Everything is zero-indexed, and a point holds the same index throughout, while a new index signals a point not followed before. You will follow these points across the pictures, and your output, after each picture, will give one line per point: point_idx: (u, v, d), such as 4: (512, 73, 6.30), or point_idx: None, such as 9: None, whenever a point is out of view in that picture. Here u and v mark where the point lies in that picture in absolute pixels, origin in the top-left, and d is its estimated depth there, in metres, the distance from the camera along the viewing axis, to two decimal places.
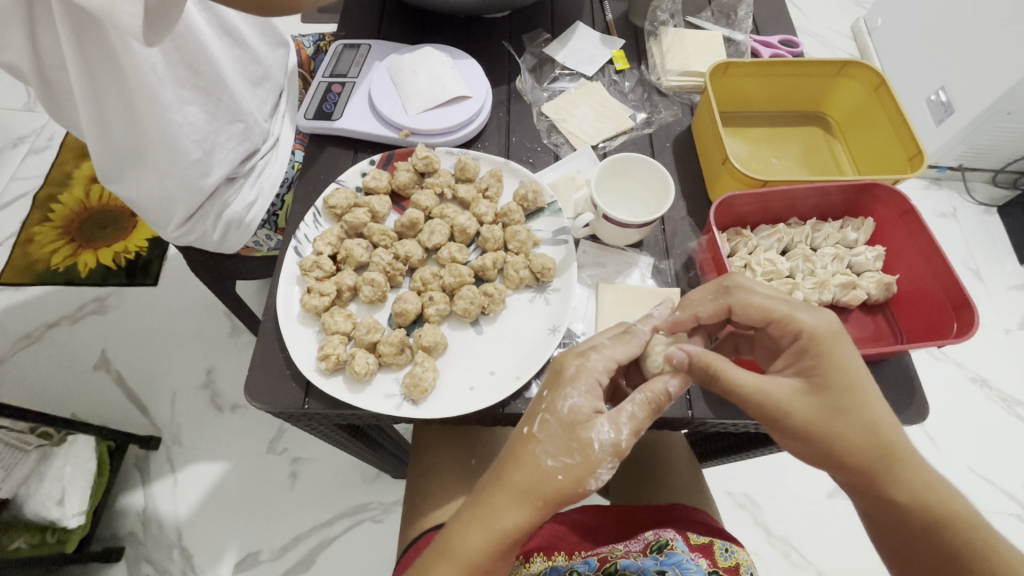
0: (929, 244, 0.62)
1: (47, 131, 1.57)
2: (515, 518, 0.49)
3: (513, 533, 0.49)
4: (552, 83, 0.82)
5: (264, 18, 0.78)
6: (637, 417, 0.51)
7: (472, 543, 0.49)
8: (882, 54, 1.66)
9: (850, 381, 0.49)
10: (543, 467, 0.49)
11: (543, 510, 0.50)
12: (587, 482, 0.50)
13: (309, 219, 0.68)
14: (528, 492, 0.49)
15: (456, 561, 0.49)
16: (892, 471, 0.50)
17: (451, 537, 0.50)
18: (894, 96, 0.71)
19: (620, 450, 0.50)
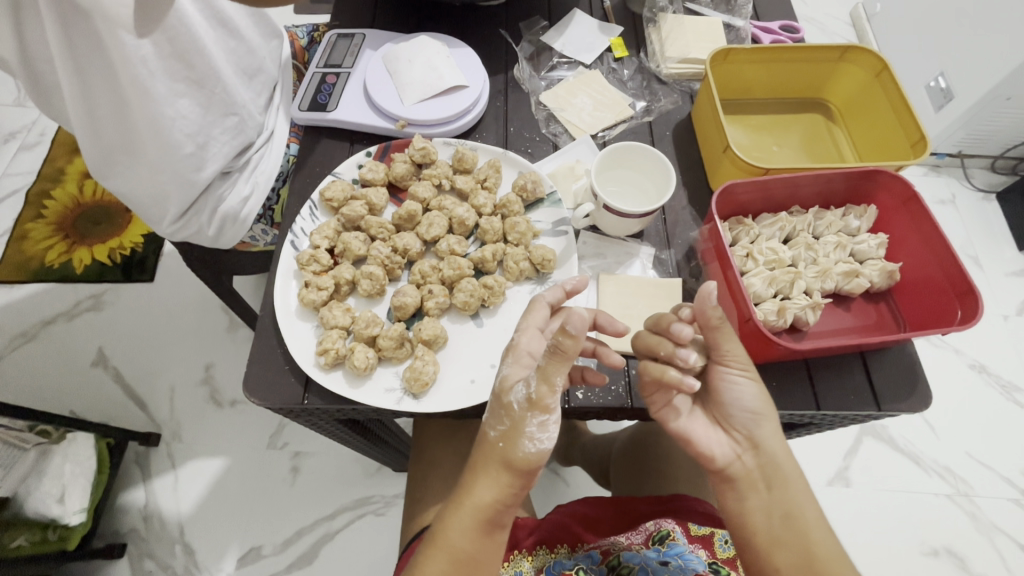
0: (932, 231, 0.62)
1: (38, 126, 1.55)
2: (490, 495, 0.51)
3: (490, 512, 0.51)
4: (549, 72, 0.81)
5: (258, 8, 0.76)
6: (545, 368, 0.50)
7: (456, 528, 0.51)
8: (880, 40, 1.64)
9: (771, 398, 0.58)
10: (488, 440, 0.52)
11: (512, 481, 0.51)
12: (525, 446, 0.50)
13: (305, 212, 0.67)
14: (492, 470, 0.51)
15: (444, 546, 0.51)
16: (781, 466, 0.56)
17: (440, 523, 0.52)
18: (897, 81, 0.70)
19: (541, 403, 0.50)
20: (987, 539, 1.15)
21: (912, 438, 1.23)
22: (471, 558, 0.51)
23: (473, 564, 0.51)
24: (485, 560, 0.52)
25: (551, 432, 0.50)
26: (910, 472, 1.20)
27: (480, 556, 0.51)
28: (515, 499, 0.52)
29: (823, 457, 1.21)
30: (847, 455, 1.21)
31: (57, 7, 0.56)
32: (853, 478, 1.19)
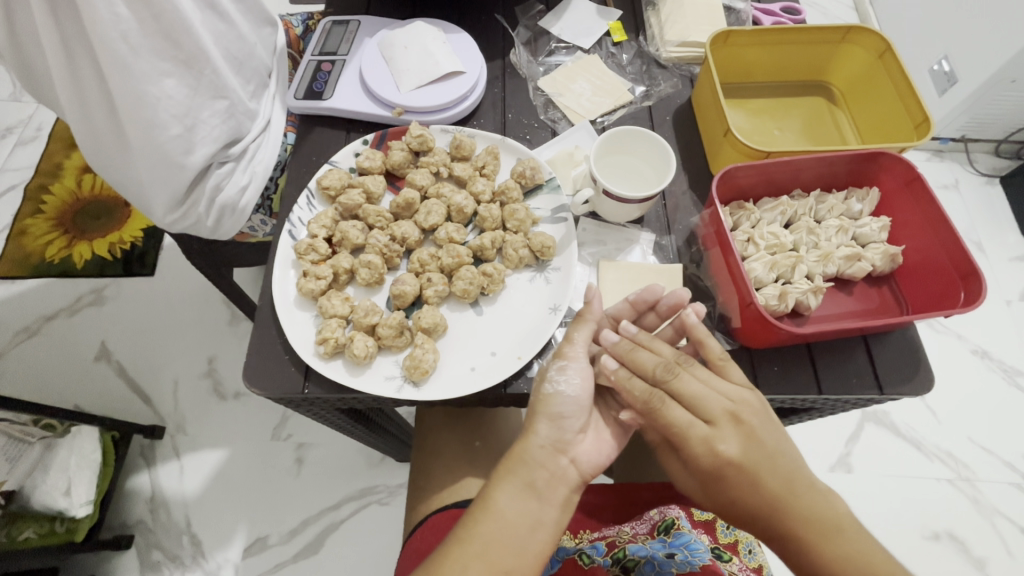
0: (935, 212, 0.61)
1: (35, 121, 1.54)
2: (526, 447, 0.52)
3: (545, 457, 0.52)
4: (547, 57, 0.80)
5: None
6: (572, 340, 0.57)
7: (505, 490, 0.50)
8: (883, 23, 1.62)
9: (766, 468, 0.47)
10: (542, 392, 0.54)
11: (546, 427, 0.53)
12: (544, 389, 0.54)
13: (302, 202, 0.66)
14: (544, 414, 0.53)
15: (487, 511, 0.50)
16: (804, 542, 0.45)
17: (483, 493, 0.51)
18: (900, 61, 0.69)
19: (563, 353, 0.56)
20: (989, 524, 1.15)
21: (914, 424, 1.23)
22: (527, 518, 0.49)
23: (528, 530, 0.49)
24: (543, 524, 0.49)
25: (570, 380, 0.54)
26: (912, 458, 1.20)
27: (537, 521, 0.49)
28: (568, 450, 0.53)
29: (825, 443, 1.21)
30: (849, 441, 1.22)
31: None
32: (855, 464, 1.19)
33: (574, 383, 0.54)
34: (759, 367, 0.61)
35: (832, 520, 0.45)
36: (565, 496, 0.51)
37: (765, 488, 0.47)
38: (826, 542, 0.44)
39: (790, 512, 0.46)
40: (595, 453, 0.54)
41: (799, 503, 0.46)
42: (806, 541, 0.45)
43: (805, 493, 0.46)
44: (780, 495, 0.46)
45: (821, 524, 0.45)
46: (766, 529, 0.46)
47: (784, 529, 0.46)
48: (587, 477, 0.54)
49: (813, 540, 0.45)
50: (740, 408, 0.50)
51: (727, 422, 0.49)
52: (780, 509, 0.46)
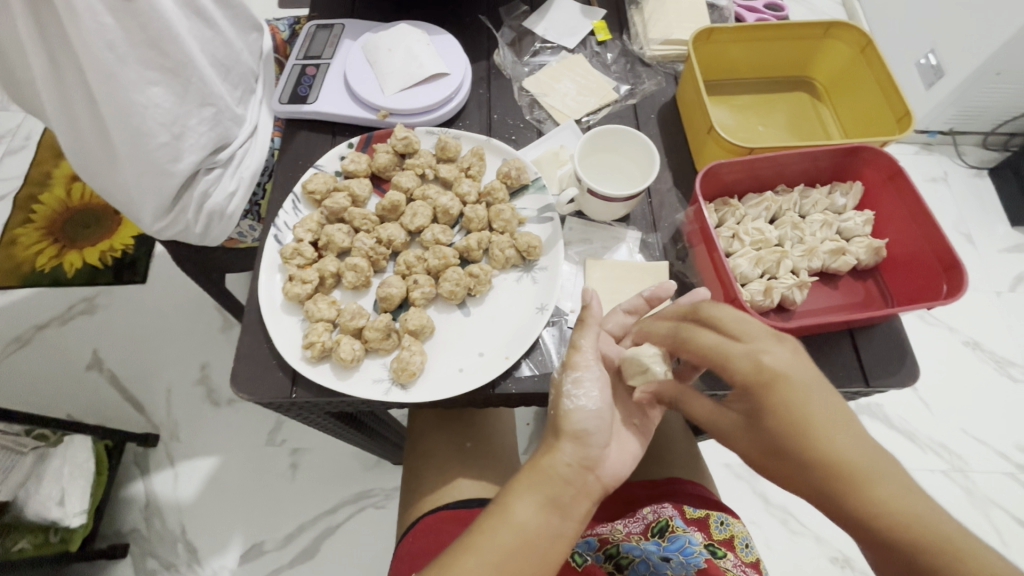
0: (918, 205, 0.62)
1: (23, 130, 1.54)
2: (551, 460, 0.51)
3: (568, 476, 0.50)
4: (532, 57, 0.80)
5: (236, 1, 0.76)
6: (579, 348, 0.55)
7: (525, 499, 0.49)
8: (870, 18, 1.63)
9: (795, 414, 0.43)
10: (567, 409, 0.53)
11: (569, 444, 0.51)
12: (565, 404, 0.53)
13: (287, 206, 0.66)
14: (570, 432, 0.52)
15: (507, 520, 0.49)
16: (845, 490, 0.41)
17: (502, 499, 0.51)
18: (881, 56, 0.70)
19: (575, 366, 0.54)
20: (982, 514, 1.16)
21: (906, 416, 1.24)
22: (543, 530, 0.49)
23: (544, 542, 0.48)
24: (562, 535, 0.49)
25: (591, 395, 0.53)
26: (905, 450, 1.21)
27: (554, 534, 0.49)
28: (589, 469, 0.51)
29: None
30: None
31: None
32: None
33: (593, 397, 0.53)
34: None
35: (863, 463, 0.41)
36: (587, 510, 0.51)
37: (788, 424, 0.43)
38: (861, 488, 0.40)
39: (814, 450, 0.42)
40: (615, 466, 0.54)
41: (831, 441, 0.42)
42: (840, 485, 0.41)
43: (840, 431, 0.42)
44: (802, 432, 0.42)
45: (853, 468, 0.41)
46: (801, 471, 0.42)
47: (818, 471, 0.41)
48: (608, 490, 0.53)
49: (849, 484, 0.40)
50: (755, 349, 0.45)
51: (766, 339, 0.46)
52: (811, 446, 0.42)
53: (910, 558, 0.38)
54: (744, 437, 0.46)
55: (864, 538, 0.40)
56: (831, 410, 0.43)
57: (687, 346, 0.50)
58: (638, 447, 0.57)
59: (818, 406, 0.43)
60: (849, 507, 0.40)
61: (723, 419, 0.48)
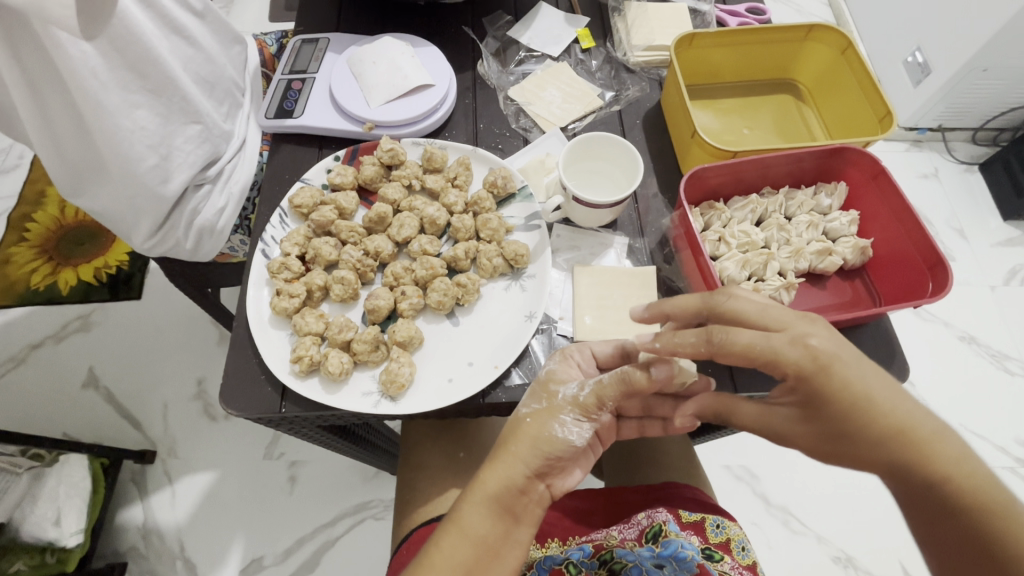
0: (901, 205, 0.62)
1: (16, 149, 1.54)
2: (508, 476, 0.50)
3: (523, 487, 0.51)
4: (517, 66, 0.80)
5: (213, 15, 0.77)
6: (604, 384, 0.52)
7: (481, 511, 0.50)
8: (856, 19, 1.64)
9: (864, 393, 0.44)
10: (546, 429, 0.52)
11: (532, 458, 0.51)
12: (553, 428, 0.52)
13: (274, 220, 0.66)
14: (535, 446, 0.51)
15: (463, 533, 0.49)
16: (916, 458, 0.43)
17: (456, 508, 0.51)
18: (861, 57, 0.70)
19: (583, 405, 0.52)
20: None
21: None
22: (496, 540, 0.50)
23: (498, 552, 0.50)
24: (517, 542, 0.51)
25: (581, 428, 0.52)
26: None
27: (508, 543, 0.50)
28: (541, 478, 0.52)
29: None
30: None
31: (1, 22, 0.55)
32: None
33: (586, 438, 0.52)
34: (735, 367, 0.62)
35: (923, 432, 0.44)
36: (539, 516, 0.53)
37: (853, 403, 0.44)
38: (928, 456, 0.43)
39: (883, 421, 0.44)
40: (567, 478, 0.55)
41: (895, 411, 0.44)
42: (907, 454, 0.43)
43: (897, 400, 0.44)
44: (867, 409, 0.44)
45: (917, 435, 0.44)
46: (868, 447, 0.44)
47: (889, 442, 0.44)
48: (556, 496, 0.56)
49: (911, 452, 0.43)
50: (803, 334, 0.46)
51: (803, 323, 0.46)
52: (881, 418, 0.44)
53: (965, 514, 0.42)
54: (803, 430, 0.46)
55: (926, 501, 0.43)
56: (883, 384, 0.45)
57: (721, 352, 0.47)
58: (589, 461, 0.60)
59: (874, 384, 0.45)
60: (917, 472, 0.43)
61: (773, 418, 0.47)
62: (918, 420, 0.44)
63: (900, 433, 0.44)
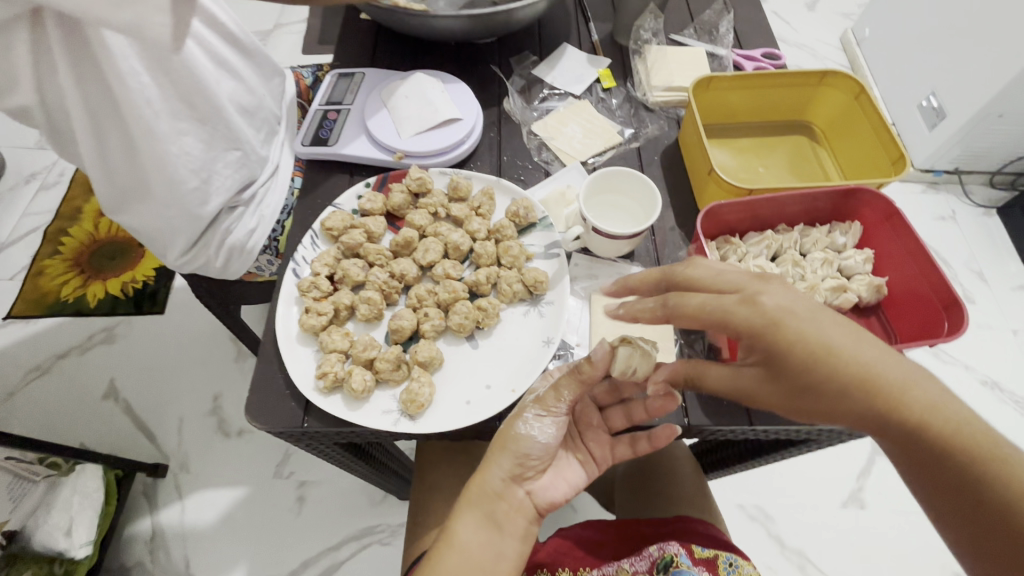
0: (915, 245, 0.63)
1: (57, 167, 1.63)
2: (486, 479, 0.55)
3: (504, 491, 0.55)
4: (540, 103, 0.84)
5: (257, 51, 0.82)
6: (559, 385, 0.57)
7: (467, 523, 0.54)
8: (870, 64, 1.69)
9: (822, 342, 0.43)
10: (516, 433, 0.56)
11: (506, 462, 0.55)
12: (517, 428, 0.56)
13: (306, 241, 0.69)
14: (507, 451, 0.56)
15: (453, 544, 0.52)
16: (891, 408, 0.41)
17: (449, 523, 0.55)
18: (875, 102, 0.73)
19: (544, 402, 0.57)
20: None
21: None
22: (485, 549, 0.52)
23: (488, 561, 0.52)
24: (505, 556, 0.53)
25: (545, 427, 0.56)
26: None
27: (497, 551, 0.53)
28: (520, 484, 0.56)
29: (833, 478, 1.20)
30: (861, 476, 1.20)
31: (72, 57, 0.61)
32: (867, 500, 1.17)
33: (547, 432, 0.56)
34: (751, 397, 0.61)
35: (894, 378, 0.42)
36: (524, 527, 0.55)
37: (813, 357, 0.43)
38: (902, 405, 0.41)
39: (845, 370, 0.42)
40: (549, 487, 0.58)
41: (858, 358, 0.42)
42: (879, 403, 0.42)
43: (861, 348, 0.43)
44: (826, 359, 0.42)
45: (888, 384, 0.42)
46: (840, 401, 0.42)
47: (857, 392, 0.42)
48: (545, 510, 0.57)
49: (884, 400, 0.42)
50: (752, 293, 0.46)
51: (759, 283, 0.47)
52: (845, 368, 0.42)
53: (953, 464, 0.40)
54: (771, 389, 0.45)
55: (912, 452, 0.41)
56: (843, 333, 0.44)
57: (676, 312, 0.49)
58: (577, 475, 0.61)
59: (833, 333, 0.43)
60: (893, 422, 0.42)
61: (742, 379, 0.47)
62: (888, 366, 0.42)
63: (869, 382, 0.42)
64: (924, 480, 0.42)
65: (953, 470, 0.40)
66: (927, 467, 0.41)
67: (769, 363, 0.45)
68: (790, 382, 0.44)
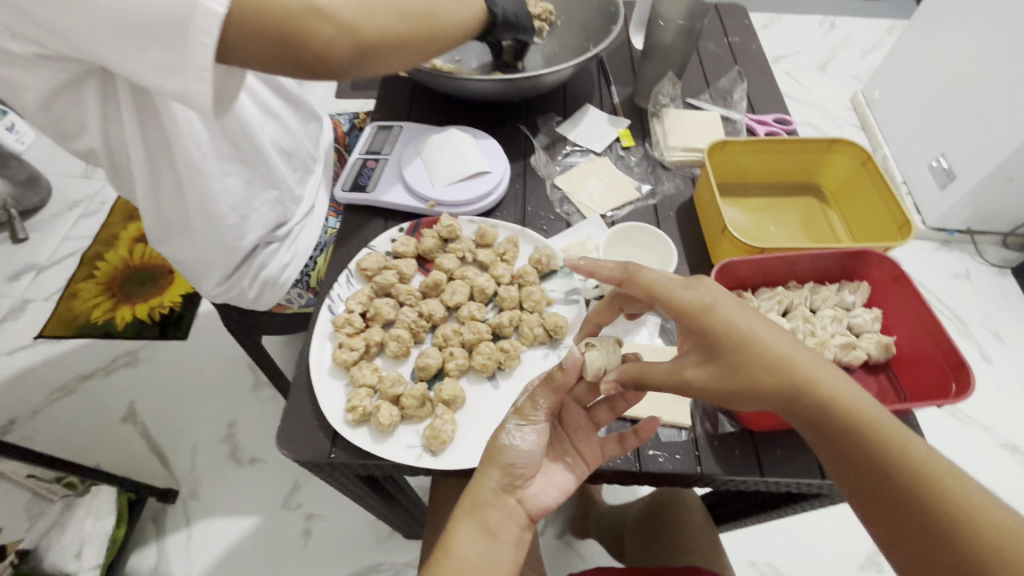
0: (923, 308, 0.66)
1: (100, 196, 1.73)
2: (478, 489, 0.57)
3: (496, 501, 0.57)
4: (563, 158, 0.90)
5: (298, 98, 0.90)
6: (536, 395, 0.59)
7: (463, 532, 0.56)
8: (880, 125, 1.75)
9: (778, 353, 0.52)
10: (502, 445, 0.58)
11: (497, 474, 0.58)
12: (503, 440, 0.58)
13: (342, 280, 0.74)
14: (496, 463, 0.58)
15: (451, 554, 0.55)
16: (879, 448, 0.49)
17: (445, 533, 0.57)
18: (881, 170, 0.77)
19: (524, 412, 0.59)
20: None
21: None
22: (480, 557, 0.55)
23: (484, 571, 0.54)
24: (500, 564, 0.55)
25: (527, 436, 0.58)
26: None
27: (492, 559, 0.55)
28: (511, 493, 0.59)
29: (850, 538, 1.17)
30: None
31: (137, 106, 0.68)
32: (885, 563, 1.14)
33: (530, 439, 0.58)
34: (761, 447, 0.63)
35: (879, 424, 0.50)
36: (517, 534, 0.58)
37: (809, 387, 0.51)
38: (887, 445, 0.49)
39: (838, 404, 0.51)
40: (538, 492, 0.60)
41: (848, 398, 0.51)
42: (866, 436, 0.50)
43: (813, 363, 0.52)
44: (822, 391, 0.51)
45: (874, 425, 0.50)
46: (834, 431, 0.51)
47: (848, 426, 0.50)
48: (536, 516, 0.60)
49: (869, 438, 0.50)
50: (716, 297, 0.54)
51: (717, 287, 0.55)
52: (801, 378, 0.51)
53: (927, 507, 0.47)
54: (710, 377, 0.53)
55: (894, 491, 0.48)
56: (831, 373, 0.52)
57: (631, 280, 0.57)
58: (567, 479, 0.62)
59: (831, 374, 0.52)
60: (877, 459, 0.49)
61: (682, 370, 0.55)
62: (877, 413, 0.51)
63: (859, 421, 0.50)
64: (897, 521, 0.48)
65: (927, 512, 0.46)
66: (902, 507, 0.48)
67: (726, 360, 0.53)
68: (739, 376, 0.52)
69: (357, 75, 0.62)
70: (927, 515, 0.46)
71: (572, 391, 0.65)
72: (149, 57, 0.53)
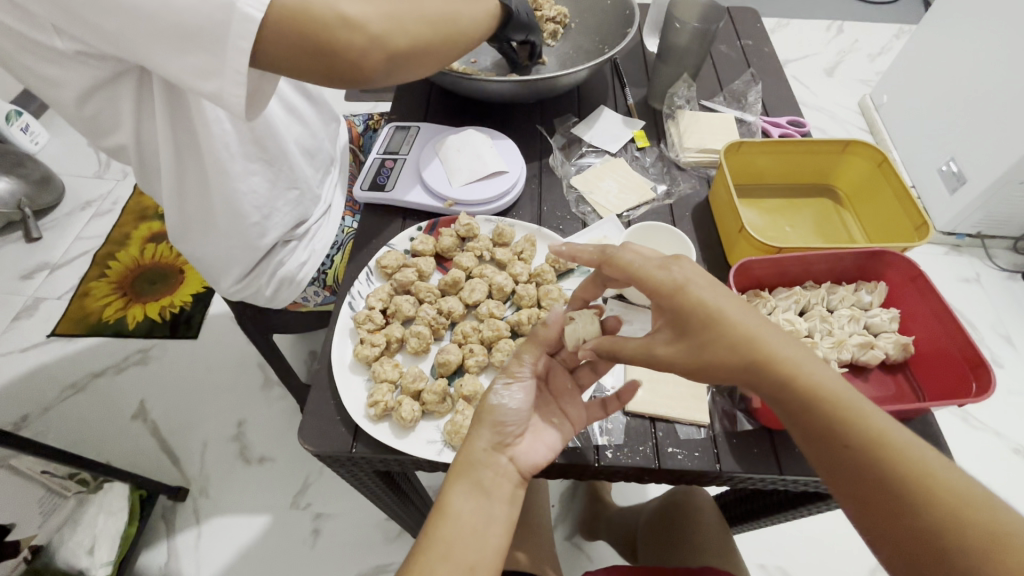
0: (941, 307, 0.66)
1: (112, 196, 1.75)
2: (471, 448, 0.58)
3: (489, 460, 0.58)
4: (579, 159, 0.91)
5: (320, 99, 0.91)
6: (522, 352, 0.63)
7: (458, 492, 0.56)
8: (889, 129, 1.76)
9: (748, 334, 0.51)
10: (492, 403, 0.60)
11: (487, 433, 0.59)
12: (492, 399, 0.60)
13: (362, 277, 0.75)
14: (485, 421, 0.59)
15: (447, 515, 0.54)
16: (840, 422, 0.49)
17: (440, 496, 0.56)
18: (897, 171, 0.77)
19: (512, 370, 0.62)
20: None
21: None
22: (476, 516, 0.55)
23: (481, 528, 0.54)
24: (494, 520, 0.55)
25: (514, 392, 0.61)
26: None
27: (487, 516, 0.55)
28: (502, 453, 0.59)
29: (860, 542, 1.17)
30: None
31: (168, 107, 0.69)
32: None
33: (517, 397, 0.61)
34: (780, 445, 0.63)
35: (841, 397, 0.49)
36: (510, 491, 0.58)
37: (770, 362, 0.51)
38: (851, 421, 0.48)
39: (801, 379, 0.50)
40: (530, 451, 0.60)
41: (809, 373, 0.50)
42: (830, 413, 0.49)
43: (775, 337, 0.52)
44: (782, 366, 0.51)
45: (836, 400, 0.49)
46: (794, 404, 0.50)
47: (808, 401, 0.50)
48: (527, 475, 0.60)
49: (832, 413, 0.49)
50: (688, 279, 0.54)
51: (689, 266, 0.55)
52: (767, 357, 0.51)
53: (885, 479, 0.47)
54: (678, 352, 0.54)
55: (857, 465, 0.48)
56: (791, 347, 0.52)
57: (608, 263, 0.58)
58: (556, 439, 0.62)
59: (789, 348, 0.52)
60: (839, 434, 0.48)
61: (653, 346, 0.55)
62: (839, 386, 0.50)
63: (819, 395, 0.50)
64: (856, 494, 0.48)
65: (886, 484, 0.47)
66: (863, 480, 0.48)
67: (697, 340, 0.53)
68: (708, 356, 0.52)
69: (385, 82, 0.64)
70: (886, 488, 0.47)
71: (557, 355, 0.68)
72: (186, 61, 0.54)
